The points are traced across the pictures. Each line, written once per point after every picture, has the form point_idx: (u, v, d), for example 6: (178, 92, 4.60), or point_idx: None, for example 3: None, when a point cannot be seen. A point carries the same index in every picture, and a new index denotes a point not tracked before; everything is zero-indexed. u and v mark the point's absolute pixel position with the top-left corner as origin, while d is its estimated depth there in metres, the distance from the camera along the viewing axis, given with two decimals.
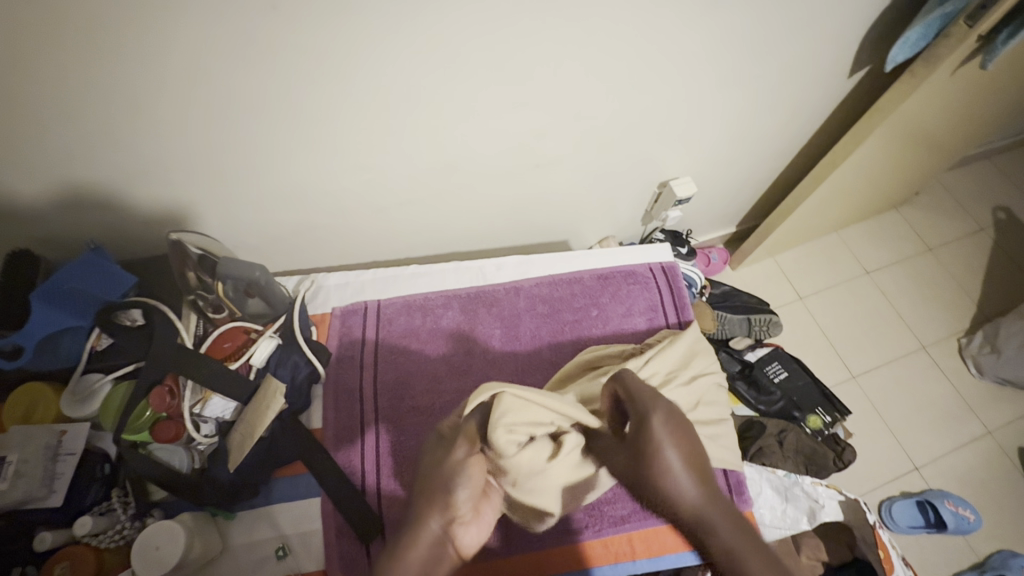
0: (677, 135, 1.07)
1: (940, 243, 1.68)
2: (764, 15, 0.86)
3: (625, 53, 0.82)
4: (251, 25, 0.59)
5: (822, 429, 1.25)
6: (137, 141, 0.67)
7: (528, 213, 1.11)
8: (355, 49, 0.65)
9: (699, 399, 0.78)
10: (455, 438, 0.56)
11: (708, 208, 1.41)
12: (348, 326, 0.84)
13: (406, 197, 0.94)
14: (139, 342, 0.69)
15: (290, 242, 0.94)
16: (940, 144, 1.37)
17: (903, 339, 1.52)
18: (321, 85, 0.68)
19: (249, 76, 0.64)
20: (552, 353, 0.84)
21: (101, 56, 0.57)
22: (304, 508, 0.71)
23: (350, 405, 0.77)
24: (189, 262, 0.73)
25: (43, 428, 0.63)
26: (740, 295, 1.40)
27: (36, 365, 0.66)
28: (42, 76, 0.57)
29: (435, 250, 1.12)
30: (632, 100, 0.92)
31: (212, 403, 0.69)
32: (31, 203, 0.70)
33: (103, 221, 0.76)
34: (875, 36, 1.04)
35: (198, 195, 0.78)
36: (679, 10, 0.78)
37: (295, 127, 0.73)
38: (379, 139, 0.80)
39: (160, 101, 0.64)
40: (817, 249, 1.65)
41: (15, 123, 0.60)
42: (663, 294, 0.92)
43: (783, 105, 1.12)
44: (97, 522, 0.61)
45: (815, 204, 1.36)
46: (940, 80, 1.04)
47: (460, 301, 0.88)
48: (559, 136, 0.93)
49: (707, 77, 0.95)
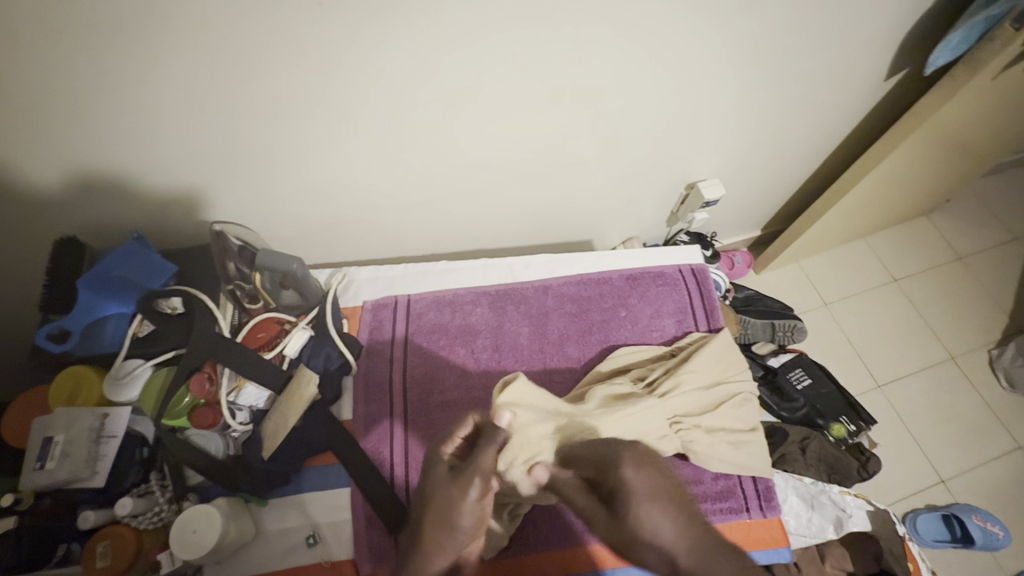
0: (707, 137, 1.06)
1: (972, 252, 1.64)
2: (802, 16, 0.85)
3: (658, 53, 0.81)
4: (295, 19, 0.60)
5: (846, 438, 1.22)
6: (180, 134, 0.69)
7: (553, 212, 1.11)
8: (393, 45, 0.66)
9: (719, 402, 0.79)
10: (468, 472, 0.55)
11: (734, 211, 1.40)
12: (378, 319, 0.85)
13: (434, 194, 0.94)
14: (180, 331, 0.71)
15: (320, 236, 0.96)
16: (976, 150, 1.34)
17: (930, 349, 1.49)
18: (360, 81, 0.69)
19: (290, 71, 0.65)
20: (580, 352, 0.84)
21: (149, 47, 0.58)
22: (334, 498, 0.72)
23: (380, 398, 0.78)
24: (229, 253, 0.75)
25: (88, 410, 0.65)
26: (764, 300, 1.39)
27: (80, 350, 0.69)
28: (94, 66, 0.58)
29: (461, 248, 1.13)
30: (664, 101, 0.92)
31: (247, 391, 0.71)
32: (78, 193, 0.71)
33: (145, 212, 0.78)
34: (914, 39, 1.01)
35: (236, 188, 0.80)
36: (715, 10, 0.77)
37: (329, 123, 0.74)
38: (410, 135, 0.80)
39: (204, 93, 0.65)
40: (843, 255, 1.63)
41: (67, 114, 0.62)
42: (692, 297, 0.91)
43: (816, 108, 1.10)
44: (137, 504, 0.62)
45: (845, 209, 1.34)
46: (981, 84, 1.02)
47: (488, 298, 0.88)
48: (589, 135, 0.93)
49: (738, 78, 0.94)
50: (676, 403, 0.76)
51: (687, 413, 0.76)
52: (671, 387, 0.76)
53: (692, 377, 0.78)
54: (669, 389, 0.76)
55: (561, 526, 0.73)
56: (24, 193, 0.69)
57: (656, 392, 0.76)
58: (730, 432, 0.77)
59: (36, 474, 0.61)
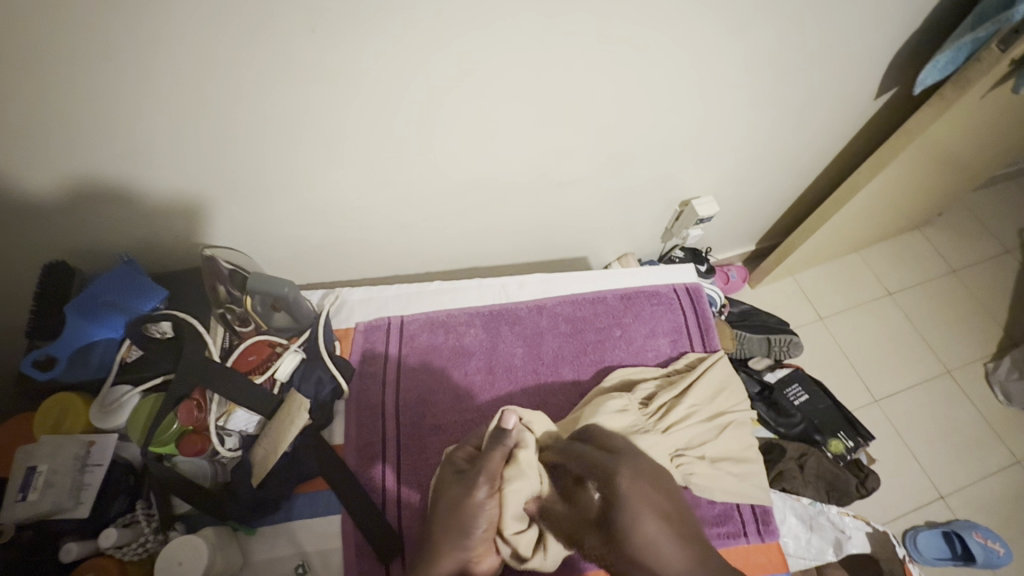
0: (699, 155, 1.07)
1: (965, 265, 1.65)
2: (791, 39, 0.87)
3: (651, 75, 0.83)
4: (289, 46, 0.60)
5: (844, 454, 1.21)
6: (171, 155, 0.69)
7: (548, 230, 1.11)
8: (388, 66, 0.66)
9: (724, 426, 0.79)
10: (477, 477, 0.59)
11: (727, 227, 1.40)
12: (371, 341, 0.85)
13: (428, 214, 0.95)
14: (170, 355, 0.70)
15: (313, 256, 0.95)
16: (966, 167, 1.35)
17: (926, 363, 1.49)
18: (355, 102, 0.70)
19: (284, 92, 0.65)
20: (575, 373, 0.84)
21: (139, 67, 0.58)
22: (324, 525, 0.71)
23: (372, 421, 0.77)
24: (220, 276, 0.75)
25: (72, 439, 0.64)
26: (759, 315, 1.39)
27: (67, 376, 0.68)
28: (82, 87, 0.58)
29: (455, 266, 1.12)
30: (658, 119, 0.93)
31: (237, 416, 0.70)
32: (67, 216, 0.71)
33: (136, 234, 0.77)
34: (903, 59, 1.03)
35: (228, 209, 0.80)
36: (707, 30, 0.79)
37: (323, 144, 0.74)
38: (406, 154, 0.81)
39: (194, 111, 0.64)
40: (838, 269, 1.63)
41: (54, 135, 0.62)
42: (687, 316, 0.91)
43: (807, 126, 1.12)
44: (121, 534, 0.61)
45: (838, 224, 1.34)
46: (970, 104, 1.03)
47: (483, 319, 0.88)
48: (583, 154, 0.94)
49: (731, 97, 0.95)
50: (678, 435, 0.75)
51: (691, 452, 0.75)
52: (676, 421, 0.76)
53: (699, 411, 0.78)
54: (673, 421, 0.76)
55: None
56: (15, 218, 0.68)
57: (662, 424, 0.75)
58: (725, 454, 0.77)
59: (18, 506, 0.60)
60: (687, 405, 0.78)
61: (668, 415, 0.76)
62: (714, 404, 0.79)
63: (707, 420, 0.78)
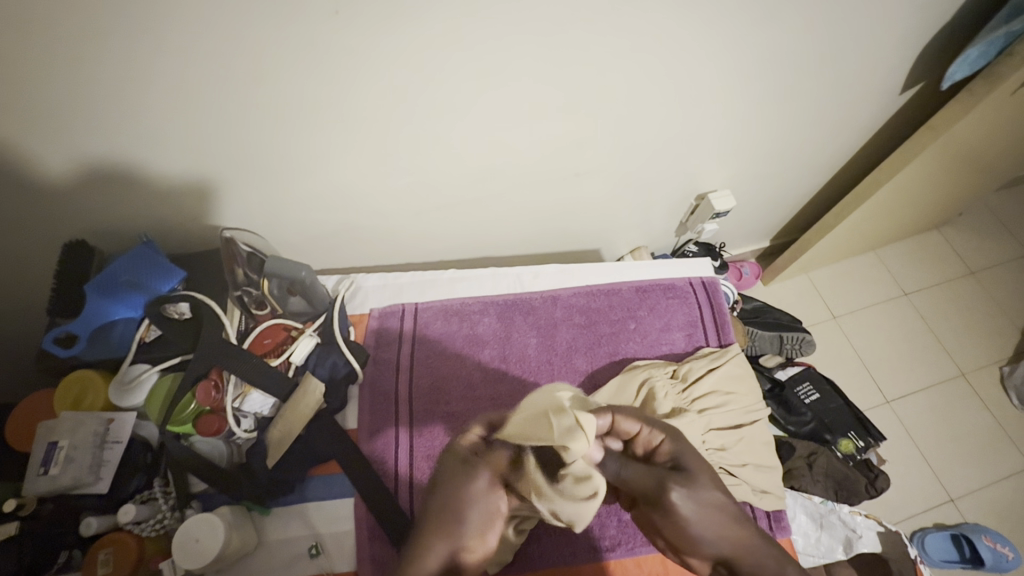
0: (716, 149, 1.06)
1: (984, 267, 1.62)
2: (817, 31, 0.85)
3: (668, 67, 0.82)
4: (311, 29, 0.60)
5: (854, 453, 1.20)
6: (188, 137, 0.68)
7: (562, 221, 1.11)
8: (408, 51, 0.66)
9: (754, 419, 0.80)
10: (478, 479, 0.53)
11: (743, 222, 1.39)
12: (385, 328, 0.85)
13: (442, 202, 0.94)
14: (190, 334, 0.70)
15: (328, 241, 0.95)
16: (989, 167, 1.33)
17: (941, 365, 1.47)
18: (375, 87, 0.69)
19: (304, 77, 0.65)
20: (588, 365, 0.84)
21: (159, 49, 0.58)
22: (337, 508, 0.71)
23: (386, 407, 0.78)
24: (238, 259, 0.76)
25: (93, 416, 0.65)
26: (772, 312, 1.38)
27: (88, 354, 0.68)
28: (102, 69, 0.58)
29: (468, 255, 1.12)
30: (676, 111, 0.92)
31: (252, 398, 0.70)
32: (85, 196, 0.71)
33: (152, 217, 0.78)
34: (931, 54, 1.01)
35: (244, 192, 0.80)
36: (731, 22, 0.77)
37: (340, 129, 0.74)
38: (422, 141, 0.80)
39: (213, 96, 0.64)
40: (853, 268, 1.61)
41: (73, 114, 0.62)
42: (703, 310, 0.91)
43: (829, 120, 1.10)
44: (140, 511, 0.63)
45: (856, 222, 1.32)
46: (1000, 100, 1.00)
47: (496, 308, 0.88)
48: (599, 146, 0.93)
49: (752, 91, 0.93)
50: (713, 417, 0.77)
51: (719, 439, 0.76)
52: (705, 406, 0.78)
53: (732, 399, 0.79)
54: (700, 405, 0.78)
55: (565, 544, 0.71)
56: (36, 196, 0.69)
57: (693, 406, 0.77)
58: (737, 451, 0.76)
59: (40, 479, 0.61)
60: (720, 393, 0.79)
61: (700, 399, 0.78)
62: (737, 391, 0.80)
63: (738, 411, 0.79)
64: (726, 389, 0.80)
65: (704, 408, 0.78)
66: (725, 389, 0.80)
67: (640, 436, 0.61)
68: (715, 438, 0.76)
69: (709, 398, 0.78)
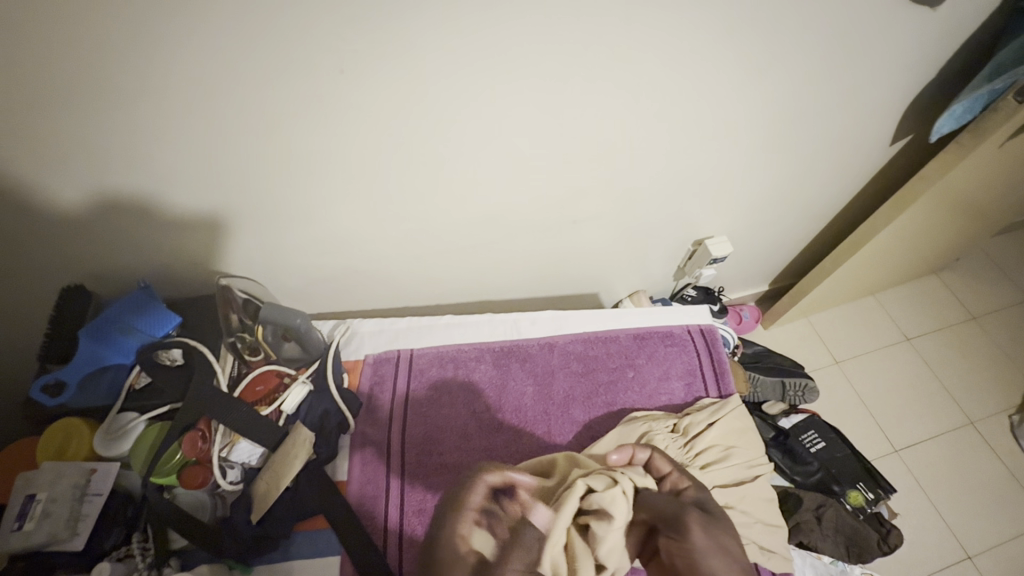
0: (712, 196, 1.07)
1: (985, 312, 1.62)
2: (804, 88, 0.88)
3: (664, 121, 0.85)
4: (316, 86, 0.63)
5: (864, 506, 1.16)
6: (194, 185, 0.71)
7: (560, 265, 1.11)
8: (411, 104, 0.69)
9: (759, 473, 0.77)
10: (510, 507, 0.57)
11: (741, 266, 1.39)
12: (379, 374, 0.84)
13: (442, 248, 0.95)
14: (178, 384, 0.70)
15: (327, 286, 0.96)
16: (983, 215, 1.35)
17: (948, 412, 1.44)
18: (378, 138, 0.72)
19: (308, 130, 0.68)
20: (586, 415, 0.82)
21: (171, 105, 0.61)
22: (322, 567, 0.68)
23: (378, 459, 0.75)
24: (233, 305, 0.76)
25: (74, 467, 0.64)
26: (774, 357, 1.36)
27: (76, 402, 0.68)
28: (113, 121, 0.61)
29: (466, 299, 1.12)
30: (672, 161, 0.94)
31: (240, 447, 0.69)
32: (89, 241, 0.73)
33: (153, 261, 0.79)
34: (918, 109, 1.04)
35: (246, 238, 0.81)
36: (721, 81, 0.81)
37: (343, 177, 0.76)
38: (423, 189, 0.82)
39: (220, 147, 0.67)
40: (853, 313, 1.60)
41: (83, 163, 0.64)
42: (702, 359, 0.90)
43: (821, 170, 1.12)
44: (115, 568, 0.59)
45: (855, 267, 1.33)
46: (988, 152, 1.03)
47: (492, 355, 0.87)
48: (597, 195, 0.95)
49: (746, 143, 0.96)
50: (715, 475, 0.75)
51: (726, 497, 0.74)
52: (709, 463, 0.76)
53: (735, 453, 0.77)
54: (705, 461, 0.75)
55: None
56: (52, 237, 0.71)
57: (697, 464, 0.75)
58: (742, 508, 0.73)
59: (13, 535, 0.59)
60: (722, 445, 0.77)
61: (702, 455, 0.76)
62: (738, 444, 0.78)
63: (743, 464, 0.77)
64: (729, 443, 0.78)
65: (708, 467, 0.75)
66: (726, 444, 0.78)
67: (668, 478, 0.65)
68: (721, 496, 0.73)
69: (711, 452, 0.76)
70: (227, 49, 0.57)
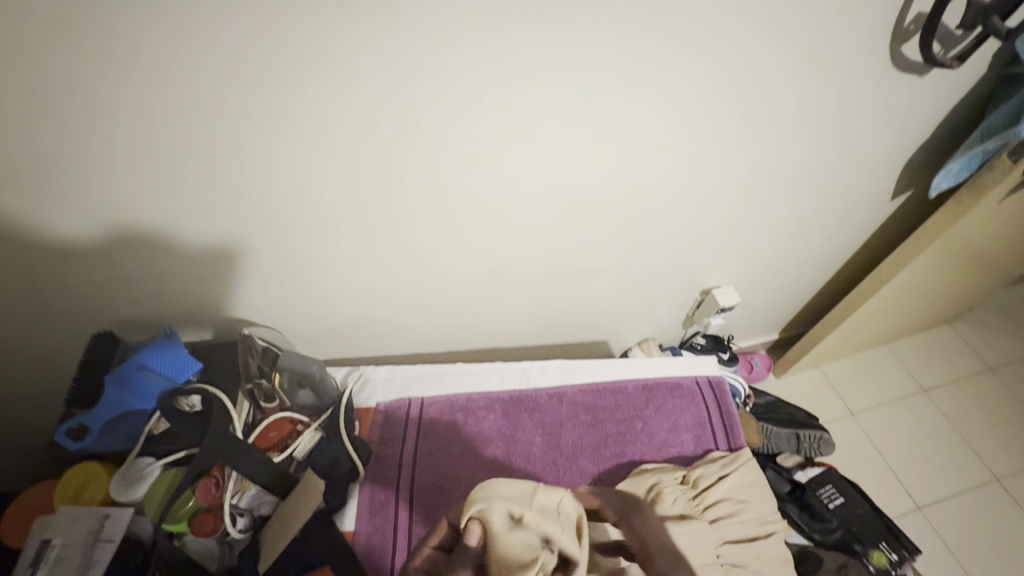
0: (718, 247, 1.10)
1: (1003, 364, 1.59)
2: (801, 147, 0.93)
3: (668, 177, 0.89)
4: (343, 148, 0.69)
5: (888, 569, 1.10)
6: (223, 238, 0.75)
7: (569, 313, 1.13)
8: (430, 162, 0.74)
9: (772, 531, 0.76)
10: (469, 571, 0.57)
11: (750, 315, 1.40)
12: (390, 422, 0.85)
13: (455, 296, 0.98)
14: (195, 429, 0.72)
15: (342, 332, 0.98)
16: (990, 266, 1.36)
17: (972, 467, 1.39)
18: (398, 194, 0.77)
19: (334, 188, 0.73)
20: (595, 467, 0.81)
21: (207, 168, 0.66)
22: None
23: (386, 509, 0.75)
24: (253, 352, 0.80)
25: (91, 512, 0.64)
26: (786, 408, 1.35)
27: (96, 446, 0.70)
28: (153, 183, 0.65)
29: (476, 346, 1.14)
30: (677, 214, 0.98)
31: (249, 494, 0.70)
32: (120, 290, 0.77)
33: (178, 307, 0.82)
34: (915, 167, 1.08)
35: (268, 286, 0.85)
36: (721, 141, 0.86)
37: (364, 229, 0.80)
38: (439, 240, 0.86)
39: (250, 203, 0.72)
40: (867, 363, 1.59)
41: (121, 220, 0.68)
42: (711, 411, 0.90)
43: (825, 222, 1.15)
44: None
45: (864, 317, 1.33)
46: (988, 208, 1.06)
47: (502, 404, 0.88)
48: (605, 246, 0.99)
49: (748, 197, 1.00)
50: (726, 529, 0.73)
51: (736, 554, 0.72)
52: (720, 517, 0.74)
53: (746, 509, 0.76)
54: (715, 515, 0.74)
55: None
56: (52, 285, 0.72)
57: (707, 518, 0.74)
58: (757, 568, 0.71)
59: None
60: (733, 500, 0.76)
61: (713, 509, 0.75)
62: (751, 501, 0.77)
63: (754, 520, 0.76)
64: (740, 497, 0.77)
65: (720, 521, 0.74)
66: (737, 498, 0.77)
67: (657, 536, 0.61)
68: (731, 552, 0.71)
69: (722, 506, 0.75)
70: (237, 106, 0.61)
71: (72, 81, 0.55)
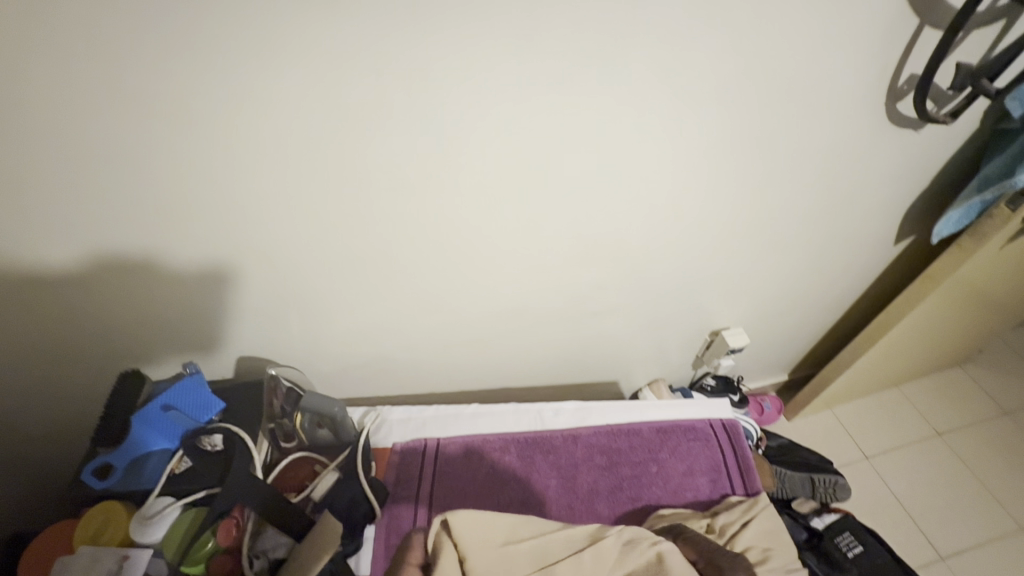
0: (726, 289, 1.13)
1: (1018, 407, 1.58)
2: (803, 197, 0.97)
3: (677, 224, 0.93)
4: (372, 200, 0.73)
5: None
6: (251, 282, 0.78)
7: (581, 354, 1.15)
8: (453, 212, 0.77)
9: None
10: None
11: (759, 356, 1.41)
12: (406, 463, 0.85)
13: (470, 336, 1.01)
14: (216, 469, 0.73)
15: (358, 371, 1.00)
16: (996, 309, 1.38)
17: (994, 515, 1.36)
18: (421, 240, 0.80)
19: (360, 235, 0.77)
20: (610, 510, 0.81)
21: (239, 217, 0.69)
22: None
23: None
24: (277, 392, 0.83)
25: (109, 551, 0.66)
26: (799, 452, 1.34)
27: (120, 485, 0.71)
28: (188, 234, 0.69)
29: (489, 386, 1.14)
30: (686, 258, 1.01)
31: (267, 534, 0.69)
32: (148, 333, 0.79)
33: (202, 348, 0.85)
34: (915, 214, 1.12)
35: (290, 326, 0.87)
36: (727, 191, 0.90)
37: (387, 273, 0.84)
38: (458, 283, 0.89)
39: (280, 250, 0.75)
40: (879, 405, 1.58)
41: (156, 269, 0.72)
42: (726, 455, 0.90)
43: (830, 266, 1.18)
44: None
45: (873, 359, 1.34)
46: (990, 253, 1.08)
47: (517, 446, 0.88)
48: (616, 288, 1.02)
49: (753, 243, 1.03)
50: None
51: None
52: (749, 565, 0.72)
53: (773, 556, 0.74)
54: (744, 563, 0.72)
55: None
56: (72, 324, 0.74)
57: None
58: None
59: None
60: (760, 548, 0.75)
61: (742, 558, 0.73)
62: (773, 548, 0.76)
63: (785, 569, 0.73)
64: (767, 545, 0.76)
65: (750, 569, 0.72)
66: (763, 546, 0.76)
67: None
68: None
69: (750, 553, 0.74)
70: (273, 164, 0.65)
71: (104, 137, 0.58)
